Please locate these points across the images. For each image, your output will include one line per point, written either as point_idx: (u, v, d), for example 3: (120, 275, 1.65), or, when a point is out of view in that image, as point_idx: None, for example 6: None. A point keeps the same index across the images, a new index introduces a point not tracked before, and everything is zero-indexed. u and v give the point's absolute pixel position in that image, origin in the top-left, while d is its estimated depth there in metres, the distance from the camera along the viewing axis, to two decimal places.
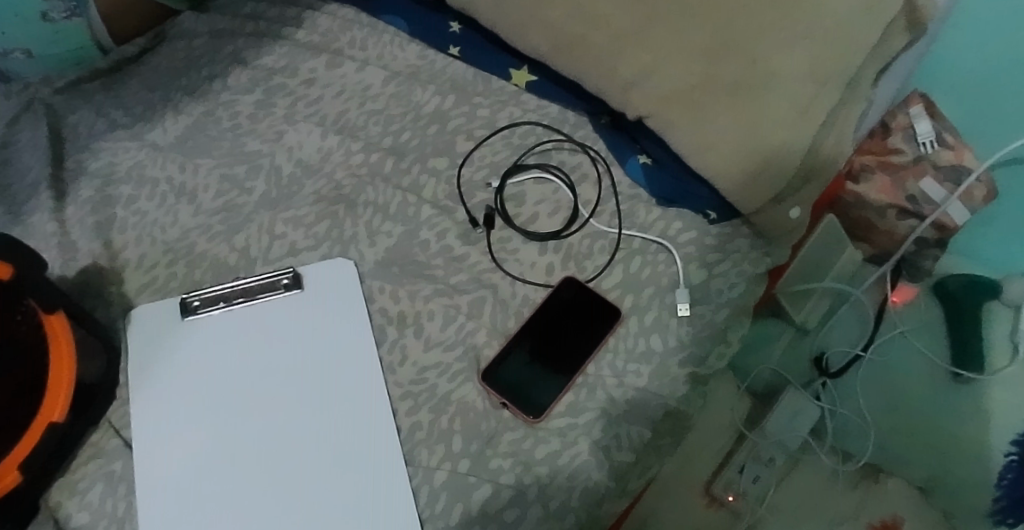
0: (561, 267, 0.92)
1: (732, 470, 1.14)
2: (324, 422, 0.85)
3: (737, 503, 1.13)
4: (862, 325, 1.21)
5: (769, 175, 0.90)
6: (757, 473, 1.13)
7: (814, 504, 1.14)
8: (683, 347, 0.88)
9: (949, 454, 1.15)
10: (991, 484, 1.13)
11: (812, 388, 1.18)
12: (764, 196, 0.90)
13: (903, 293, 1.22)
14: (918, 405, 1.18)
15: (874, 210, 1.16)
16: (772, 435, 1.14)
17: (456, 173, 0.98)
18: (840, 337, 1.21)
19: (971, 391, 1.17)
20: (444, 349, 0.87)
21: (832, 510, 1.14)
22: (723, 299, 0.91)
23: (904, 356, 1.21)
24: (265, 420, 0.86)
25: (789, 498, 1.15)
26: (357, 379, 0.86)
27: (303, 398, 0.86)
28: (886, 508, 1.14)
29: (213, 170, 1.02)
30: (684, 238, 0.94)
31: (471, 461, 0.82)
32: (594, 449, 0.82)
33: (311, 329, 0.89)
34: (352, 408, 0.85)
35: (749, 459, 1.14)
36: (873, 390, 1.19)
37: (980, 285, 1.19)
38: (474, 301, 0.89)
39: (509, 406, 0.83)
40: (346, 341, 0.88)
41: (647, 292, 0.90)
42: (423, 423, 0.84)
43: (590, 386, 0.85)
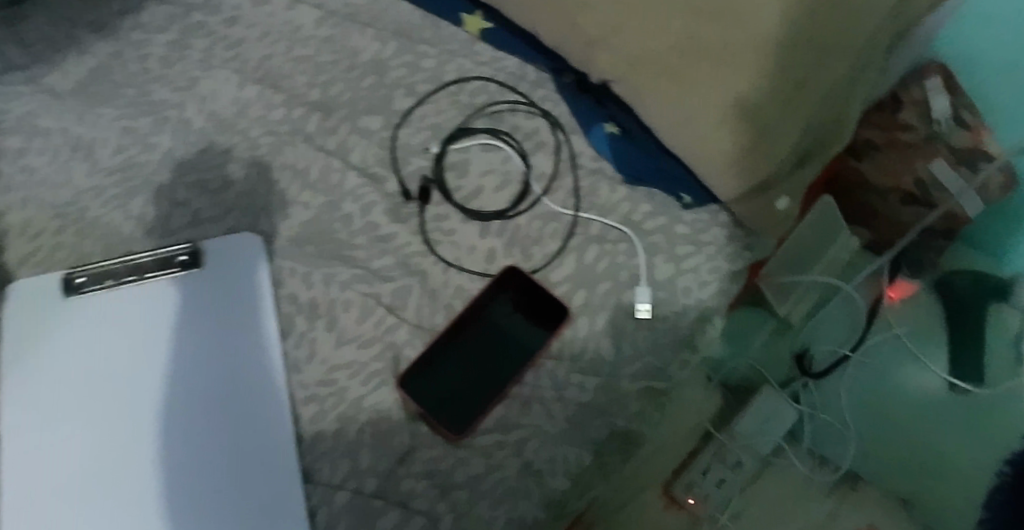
0: (504, 254, 0.79)
1: (694, 470, 1.05)
2: (208, 436, 0.71)
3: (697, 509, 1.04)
4: (852, 323, 1.08)
5: (757, 159, 0.75)
6: (721, 477, 1.04)
7: (783, 511, 1.05)
8: (638, 356, 0.75)
9: (935, 472, 1.02)
10: (977, 506, 1.00)
11: (790, 388, 1.09)
12: (749, 184, 0.76)
13: (902, 289, 1.08)
14: (910, 416, 1.03)
15: (877, 194, 1.03)
16: (740, 438, 1.05)
17: (391, 135, 0.83)
18: (828, 333, 1.09)
19: (968, 405, 1.02)
20: (358, 347, 0.74)
21: (802, 518, 1.05)
22: (692, 300, 0.78)
23: (897, 360, 1.05)
24: (155, 423, 0.71)
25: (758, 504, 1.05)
26: (262, 385, 0.73)
27: (201, 398, 0.72)
28: (862, 519, 1.04)
29: (117, 123, 0.88)
30: (650, 225, 0.80)
31: (379, 481, 0.70)
32: (523, 473, 0.70)
33: (207, 319, 0.75)
34: (246, 421, 0.72)
35: (714, 461, 1.05)
36: (858, 397, 1.05)
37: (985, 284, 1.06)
38: (398, 291, 0.76)
39: (427, 420, 0.71)
40: (249, 338, 0.75)
41: (602, 288, 0.77)
42: (327, 433, 0.72)
43: (525, 400, 0.73)
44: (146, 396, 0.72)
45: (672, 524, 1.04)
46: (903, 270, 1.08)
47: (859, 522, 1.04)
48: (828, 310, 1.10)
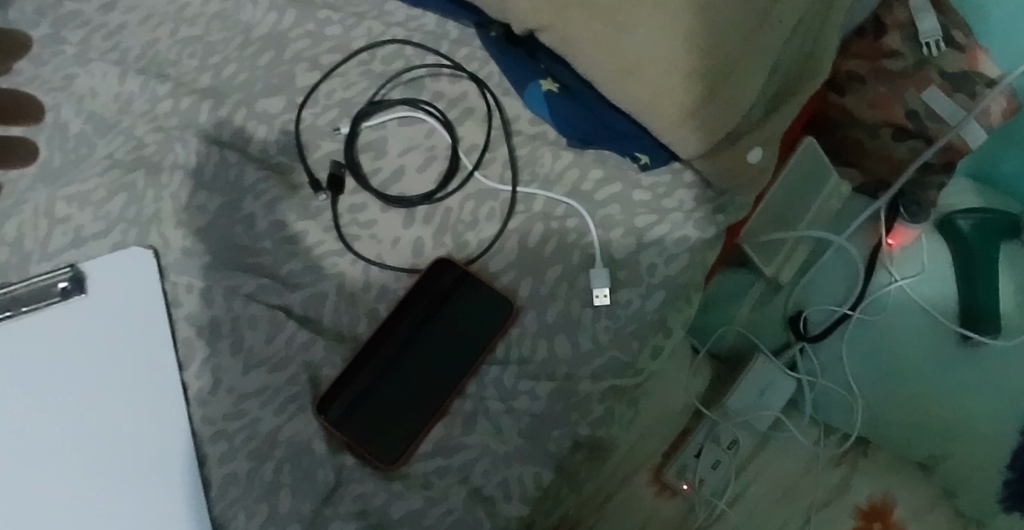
0: (433, 244, 0.68)
1: (687, 453, 0.94)
2: (99, 496, 0.60)
3: (692, 495, 0.94)
4: (850, 278, 0.94)
5: (717, 108, 0.63)
6: (717, 458, 0.94)
7: (790, 488, 0.96)
8: (598, 350, 0.64)
9: (949, 437, 0.90)
10: (999, 468, 0.89)
11: (786, 356, 0.95)
12: (709, 139, 0.63)
13: (900, 235, 0.94)
14: (920, 374, 0.90)
15: (865, 131, 0.93)
16: (734, 415, 0.94)
17: (294, 117, 0.72)
18: (823, 290, 0.95)
19: (981, 361, 0.89)
20: (270, 369, 0.63)
21: (811, 494, 0.96)
22: (659, 278, 0.66)
23: (902, 311, 0.92)
24: (45, 484, 0.61)
25: (763, 483, 0.96)
26: (163, 429, 0.62)
27: (95, 449, 0.61)
28: (876, 486, 0.96)
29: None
30: (603, 194, 0.69)
31: (304, 526, 0.59)
32: (471, 503, 0.60)
33: (94, 355, 0.64)
34: (144, 474, 0.61)
35: (707, 442, 0.94)
36: (860, 362, 0.93)
37: (993, 222, 0.91)
38: (311, 299, 0.65)
39: (354, 448, 0.61)
40: (143, 373, 0.63)
41: (551, 274, 0.66)
42: (240, 475, 0.61)
43: (468, 416, 0.62)
44: (34, 453, 0.61)
45: (668, 512, 0.94)
46: (903, 213, 0.92)
47: (873, 489, 0.96)
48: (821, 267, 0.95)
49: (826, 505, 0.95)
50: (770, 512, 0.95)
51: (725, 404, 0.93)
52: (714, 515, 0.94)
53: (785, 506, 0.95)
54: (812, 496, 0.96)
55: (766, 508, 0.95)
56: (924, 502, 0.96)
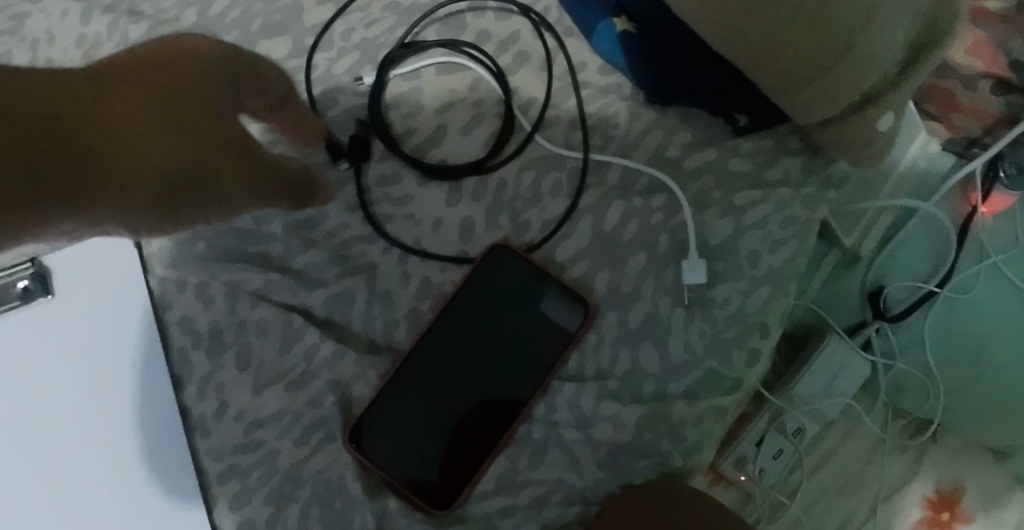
0: (485, 227, 0.54)
1: (746, 440, 0.77)
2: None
3: (749, 486, 0.77)
4: (938, 246, 0.77)
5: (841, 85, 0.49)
6: (780, 447, 0.77)
7: (845, 479, 0.79)
8: (692, 363, 0.52)
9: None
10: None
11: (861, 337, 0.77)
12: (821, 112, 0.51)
13: (995, 203, 0.76)
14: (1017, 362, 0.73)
15: (959, 80, 0.71)
16: (803, 403, 0.76)
17: (305, 64, 0.57)
18: (907, 261, 0.78)
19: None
20: (287, 389, 0.51)
21: (871, 485, 0.79)
22: (763, 271, 0.54)
23: (996, 284, 0.74)
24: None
25: (819, 472, 0.79)
26: (156, 472, 0.50)
27: (71, 496, 0.50)
28: (945, 472, 0.78)
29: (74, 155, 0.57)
30: (693, 163, 0.56)
31: None
32: None
33: (66, 377, 0.51)
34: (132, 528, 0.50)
35: (771, 429, 0.77)
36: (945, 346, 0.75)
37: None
38: (336, 300, 0.52)
39: (395, 487, 0.49)
40: (127, 399, 0.51)
41: (633, 266, 0.53)
42: (258, 522, 0.49)
43: (537, 446, 0.51)
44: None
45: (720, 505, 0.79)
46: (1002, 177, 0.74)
47: (942, 477, 0.78)
48: (906, 233, 0.78)
49: (891, 494, 0.79)
50: (830, 506, 0.79)
51: (793, 387, 0.76)
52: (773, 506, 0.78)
53: (846, 498, 0.79)
54: (877, 485, 0.79)
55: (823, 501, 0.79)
56: (999, 488, 0.77)
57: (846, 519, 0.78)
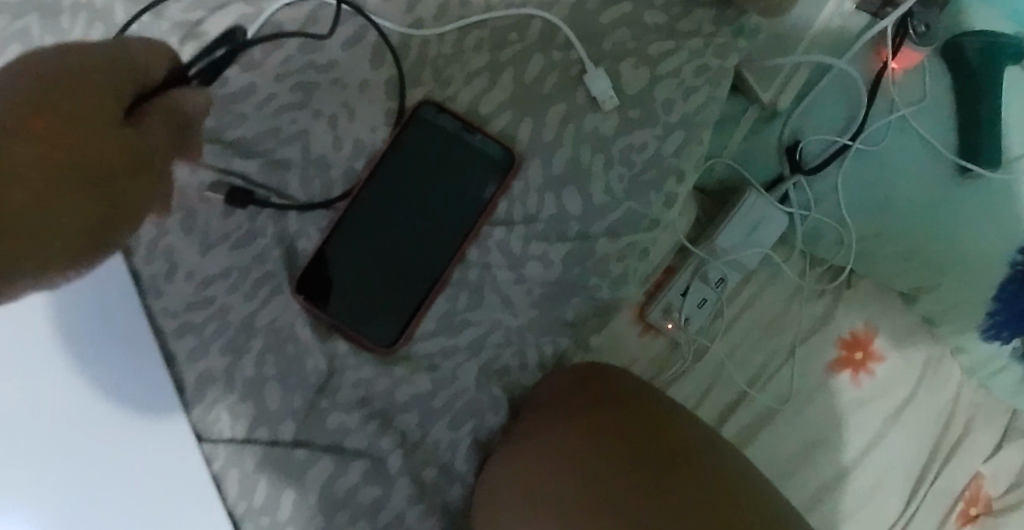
0: (411, 86, 0.56)
1: (673, 290, 0.76)
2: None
3: (677, 335, 0.77)
4: (852, 102, 0.75)
5: None
6: (704, 297, 0.76)
7: (765, 325, 0.78)
8: (613, 204, 0.56)
9: (938, 272, 0.74)
10: (983, 300, 0.74)
11: (779, 190, 0.76)
12: None
13: (906, 59, 0.74)
14: (920, 209, 0.72)
15: None
16: (724, 254, 0.76)
17: None
18: (824, 116, 0.75)
19: (976, 192, 0.71)
20: (234, 247, 0.54)
21: (790, 328, 0.78)
22: (676, 116, 0.57)
23: (897, 140, 0.73)
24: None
25: (747, 322, 0.79)
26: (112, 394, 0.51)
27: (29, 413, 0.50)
28: (858, 314, 0.79)
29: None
30: (609, 17, 0.58)
31: (297, 422, 0.53)
32: (485, 381, 0.55)
33: (31, 360, 0.50)
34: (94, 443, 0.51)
35: (695, 280, 0.76)
36: (856, 199, 0.74)
37: (1004, 46, 0.71)
38: (273, 165, 0.54)
39: (343, 330, 0.53)
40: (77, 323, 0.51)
41: (553, 116, 0.56)
42: (216, 373, 0.53)
43: (473, 287, 0.55)
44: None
45: (652, 352, 0.78)
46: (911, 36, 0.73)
47: (856, 319, 0.79)
48: (821, 90, 0.75)
49: (806, 337, 0.78)
50: (750, 349, 0.78)
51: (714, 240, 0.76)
52: (698, 353, 0.78)
53: (765, 342, 0.78)
54: (795, 328, 0.78)
55: (747, 345, 0.78)
56: (905, 327, 0.79)
57: (767, 360, 0.78)
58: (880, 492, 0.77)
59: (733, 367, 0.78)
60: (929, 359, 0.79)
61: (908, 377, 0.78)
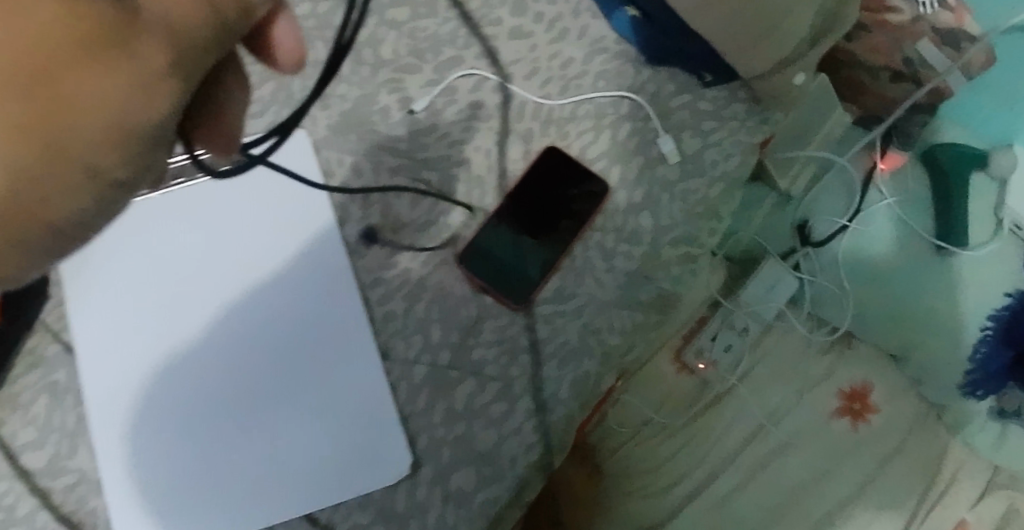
0: (541, 134, 0.82)
1: (705, 337, 1.11)
2: (253, 345, 0.74)
3: (707, 374, 1.11)
4: (848, 191, 1.07)
5: (773, 42, 0.77)
6: (729, 342, 1.10)
7: (784, 371, 1.11)
8: (675, 225, 0.81)
9: (924, 336, 1.05)
10: (964, 361, 1.05)
11: (792, 258, 1.10)
12: (765, 60, 0.79)
13: (892, 160, 1.07)
14: (908, 285, 1.04)
15: (866, 72, 1.00)
16: (747, 305, 1.10)
17: (420, 26, 0.84)
18: (826, 204, 1.08)
19: (959, 268, 1.03)
20: (416, 229, 0.78)
21: (803, 375, 1.11)
22: (718, 172, 0.83)
23: (889, 226, 1.06)
24: (232, 370, 0.74)
25: (769, 368, 1.11)
26: (330, 326, 0.75)
27: (275, 344, 0.74)
28: (857, 375, 1.10)
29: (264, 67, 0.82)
30: (676, 102, 0.84)
31: (451, 352, 0.75)
32: (583, 336, 0.77)
33: (278, 308, 0.75)
34: (317, 362, 0.74)
35: (723, 327, 1.10)
36: (855, 273, 1.07)
37: (969, 155, 1.04)
38: (447, 178, 0.80)
39: (490, 291, 0.76)
40: (309, 276, 0.76)
41: (636, 163, 0.82)
42: (398, 313, 0.76)
43: (578, 271, 0.78)
44: (225, 343, 0.74)
45: (686, 387, 1.11)
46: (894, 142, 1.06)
47: (856, 377, 1.11)
48: (824, 184, 1.08)
49: (819, 387, 1.10)
50: (772, 389, 1.10)
51: (743, 295, 1.10)
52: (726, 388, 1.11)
53: (786, 385, 1.10)
54: (808, 379, 1.11)
55: (769, 385, 1.11)
56: (896, 387, 1.11)
57: (785, 398, 1.10)
58: (878, 515, 1.09)
59: (752, 402, 1.10)
60: (914, 415, 1.11)
61: (895, 426, 1.10)
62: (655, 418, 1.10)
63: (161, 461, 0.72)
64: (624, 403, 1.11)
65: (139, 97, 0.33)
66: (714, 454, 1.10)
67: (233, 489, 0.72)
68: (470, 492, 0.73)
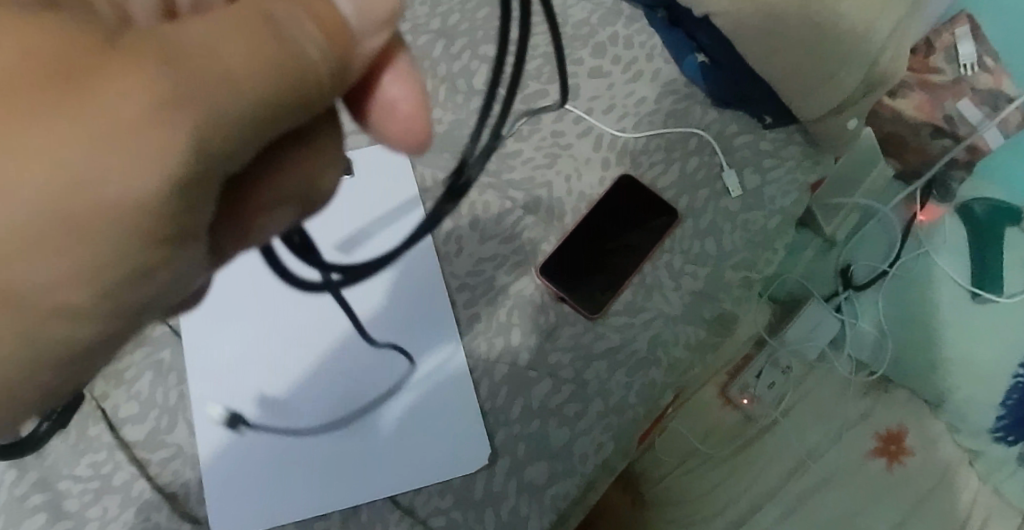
0: (617, 162, 0.89)
1: (749, 374, 1.16)
2: (359, 390, 0.80)
3: (750, 410, 1.17)
4: (889, 239, 1.14)
5: (831, 87, 0.85)
6: (773, 379, 1.16)
7: (822, 411, 1.16)
8: (737, 251, 0.88)
9: (960, 379, 1.11)
10: (995, 406, 1.10)
11: (834, 301, 1.15)
12: (822, 105, 0.86)
13: (931, 212, 1.14)
14: (944, 327, 1.11)
15: (909, 129, 1.07)
16: (791, 343, 1.15)
17: (510, 61, 0.92)
18: (867, 251, 1.15)
19: (991, 315, 1.10)
20: (501, 242, 0.85)
21: (841, 417, 1.16)
22: (777, 207, 0.89)
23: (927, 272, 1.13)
24: (339, 388, 0.80)
25: (808, 406, 1.16)
26: (428, 345, 0.82)
27: (379, 363, 0.81)
28: (893, 419, 1.15)
29: None
30: (739, 141, 0.91)
31: (530, 354, 0.82)
32: (652, 346, 0.83)
33: (383, 329, 0.82)
34: (417, 380, 0.81)
35: (767, 364, 1.16)
36: (894, 316, 1.14)
37: (1003, 210, 1.12)
38: (530, 197, 0.87)
39: (568, 301, 0.83)
40: (414, 299, 0.83)
41: (702, 194, 0.89)
42: (482, 315, 0.83)
43: (648, 287, 0.85)
44: (333, 363, 0.80)
45: (729, 421, 1.17)
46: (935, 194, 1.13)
47: (891, 421, 1.15)
48: (865, 232, 1.15)
49: (855, 428, 1.15)
50: (809, 427, 1.16)
51: (786, 334, 1.15)
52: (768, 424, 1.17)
53: (823, 425, 1.16)
54: (844, 419, 1.15)
55: (808, 423, 1.16)
56: (929, 434, 1.15)
57: (821, 437, 1.15)
58: None
59: (791, 438, 1.15)
60: (949, 463, 1.14)
61: (929, 470, 1.14)
62: (700, 447, 1.16)
63: (272, 474, 0.78)
64: (670, 433, 1.17)
65: (110, 193, 0.37)
66: (755, 486, 1.14)
67: (338, 499, 0.77)
68: (543, 485, 0.78)
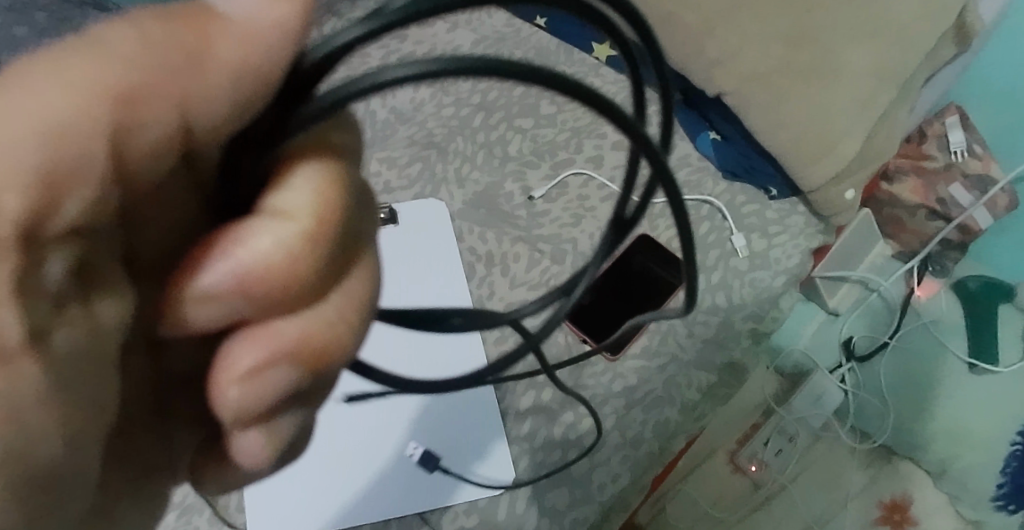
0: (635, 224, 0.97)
1: (758, 441, 1.21)
2: (411, 473, 0.84)
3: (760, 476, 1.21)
4: (886, 313, 1.23)
5: (831, 158, 0.94)
6: (779, 447, 1.21)
7: (827, 478, 1.21)
8: (744, 305, 0.95)
9: (959, 448, 1.14)
10: (997, 472, 1.12)
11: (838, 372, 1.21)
12: (826, 172, 0.94)
13: (926, 287, 1.23)
14: (944, 395, 1.16)
15: (905, 210, 1.17)
16: (796, 412, 1.21)
17: (541, 133, 1.03)
18: (865, 324, 1.23)
19: (996, 384, 1.14)
20: (529, 289, 0.94)
21: (846, 484, 1.20)
22: (782, 267, 0.98)
23: (925, 343, 1.20)
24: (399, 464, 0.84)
25: (814, 473, 1.21)
26: (477, 406, 0.87)
27: (434, 433, 0.85)
28: (898, 488, 1.20)
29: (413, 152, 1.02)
30: (747, 209, 1.00)
31: (553, 389, 0.88)
32: (666, 386, 0.90)
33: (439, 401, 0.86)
34: (468, 443, 0.85)
35: (774, 433, 1.21)
36: (894, 384, 1.20)
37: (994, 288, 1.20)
38: (557, 252, 0.96)
39: (590, 341, 0.90)
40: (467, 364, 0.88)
41: (713, 253, 0.97)
42: None
43: (663, 333, 0.91)
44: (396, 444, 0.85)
45: (739, 487, 1.20)
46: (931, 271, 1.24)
47: (897, 490, 1.20)
48: (864, 307, 1.23)
49: (860, 496, 1.20)
50: (814, 494, 1.20)
51: (791, 403, 1.21)
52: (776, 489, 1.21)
53: (829, 492, 1.20)
54: (849, 488, 1.20)
55: (815, 490, 1.20)
56: (930, 506, 1.19)
57: (827, 504, 1.19)
58: None
59: (800, 503, 1.19)
60: None
61: None
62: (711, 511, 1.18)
63: None
64: (682, 499, 1.19)
65: None
66: None
67: None
68: (563, 510, 0.83)
